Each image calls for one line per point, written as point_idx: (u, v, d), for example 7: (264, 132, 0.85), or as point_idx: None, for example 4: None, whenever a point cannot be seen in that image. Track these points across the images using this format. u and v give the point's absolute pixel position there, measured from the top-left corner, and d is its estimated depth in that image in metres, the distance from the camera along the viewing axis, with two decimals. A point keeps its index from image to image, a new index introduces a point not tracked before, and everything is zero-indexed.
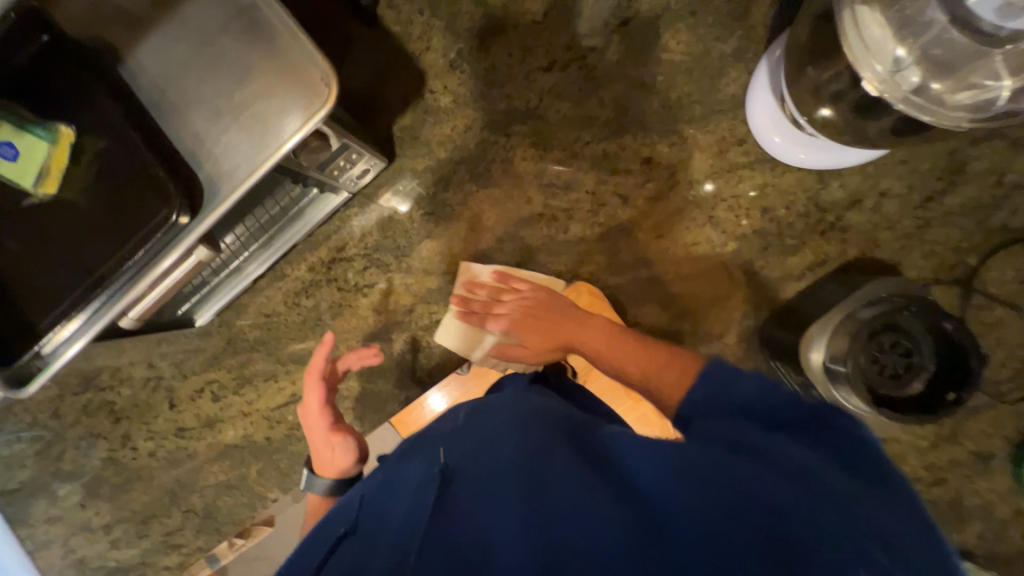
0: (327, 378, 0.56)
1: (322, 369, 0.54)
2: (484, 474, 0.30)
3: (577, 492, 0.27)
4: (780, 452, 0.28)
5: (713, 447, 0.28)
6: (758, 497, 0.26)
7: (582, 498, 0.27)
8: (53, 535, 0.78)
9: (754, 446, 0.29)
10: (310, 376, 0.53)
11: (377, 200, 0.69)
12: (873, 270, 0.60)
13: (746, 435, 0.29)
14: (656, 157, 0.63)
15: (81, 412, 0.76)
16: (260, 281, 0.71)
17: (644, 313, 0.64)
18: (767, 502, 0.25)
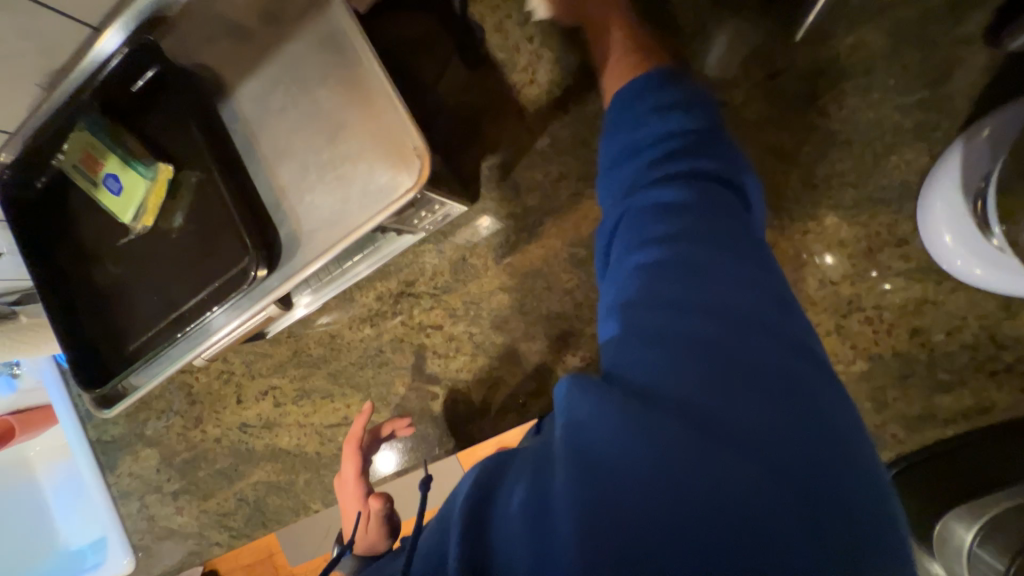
0: (365, 448, 0.66)
1: (358, 440, 0.63)
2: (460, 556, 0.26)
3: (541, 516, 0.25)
4: (728, 418, 0.26)
5: (656, 422, 0.26)
6: (721, 477, 0.24)
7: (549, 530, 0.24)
8: (133, 488, 0.87)
9: (700, 415, 0.26)
10: (348, 445, 0.62)
11: (453, 240, 0.65)
12: None
13: (692, 405, 0.26)
14: (784, 241, 0.53)
15: (165, 387, 0.83)
16: (329, 301, 0.71)
17: None
18: (728, 479, 0.24)
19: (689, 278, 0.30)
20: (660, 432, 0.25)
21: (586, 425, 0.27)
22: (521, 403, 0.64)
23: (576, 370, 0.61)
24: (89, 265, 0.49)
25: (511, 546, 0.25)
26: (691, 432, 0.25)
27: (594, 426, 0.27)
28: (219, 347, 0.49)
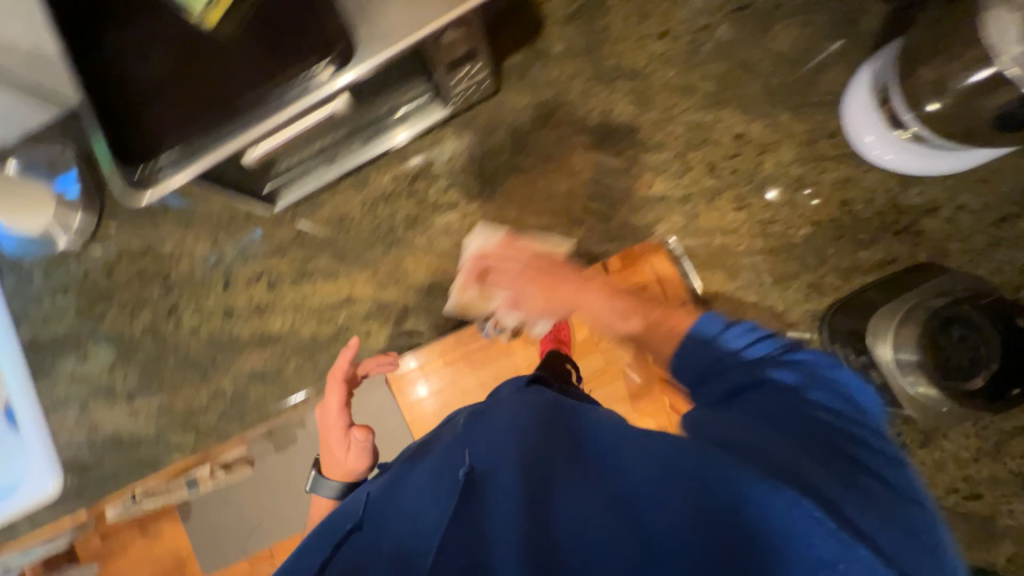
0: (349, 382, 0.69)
1: (343, 370, 0.66)
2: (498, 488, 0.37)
3: (601, 521, 0.35)
4: (789, 468, 0.35)
5: (721, 454, 0.35)
6: (784, 512, 0.31)
7: (608, 527, 0.34)
8: (71, 395, 0.77)
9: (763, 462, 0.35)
10: (334, 376, 0.65)
11: (473, 128, 0.72)
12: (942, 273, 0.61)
13: (764, 459, 0.35)
14: (749, 134, 0.67)
15: (135, 276, 0.77)
16: (343, 183, 0.73)
17: (710, 278, 0.67)
18: (789, 514, 0.31)
19: (769, 413, 0.40)
20: (721, 459, 0.35)
21: (663, 450, 0.37)
22: None
23: (580, 242, 0.69)
24: (130, 58, 0.49)
25: (581, 530, 0.34)
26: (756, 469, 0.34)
27: (655, 456, 0.37)
28: (272, 145, 0.49)
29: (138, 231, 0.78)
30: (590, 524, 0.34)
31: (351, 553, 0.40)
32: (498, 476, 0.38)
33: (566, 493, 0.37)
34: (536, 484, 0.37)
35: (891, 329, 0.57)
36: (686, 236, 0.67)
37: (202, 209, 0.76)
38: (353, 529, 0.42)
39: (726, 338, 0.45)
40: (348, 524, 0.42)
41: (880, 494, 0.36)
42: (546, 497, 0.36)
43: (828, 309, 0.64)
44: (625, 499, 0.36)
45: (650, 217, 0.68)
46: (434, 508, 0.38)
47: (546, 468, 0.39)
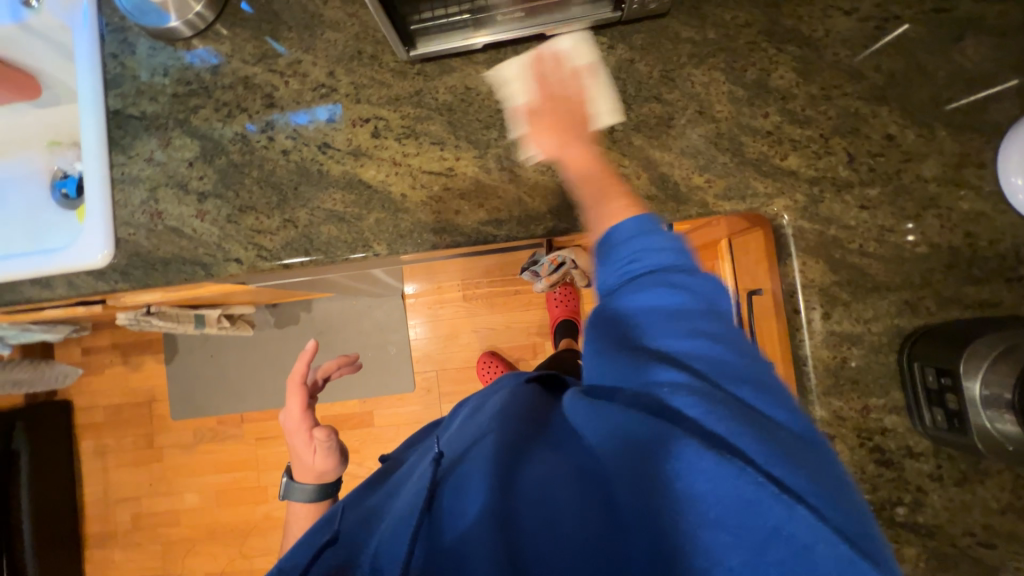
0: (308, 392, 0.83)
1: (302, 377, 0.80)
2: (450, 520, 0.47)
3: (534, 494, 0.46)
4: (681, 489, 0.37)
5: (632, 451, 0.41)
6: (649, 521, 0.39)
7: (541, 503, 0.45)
8: (143, 176, 0.76)
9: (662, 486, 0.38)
10: (294, 384, 0.80)
11: (627, 43, 0.69)
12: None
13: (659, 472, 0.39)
14: (901, 138, 0.65)
15: (240, 80, 0.75)
16: (479, 56, 0.71)
17: (809, 265, 0.66)
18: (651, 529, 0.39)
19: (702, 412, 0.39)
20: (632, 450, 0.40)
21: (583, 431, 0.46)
22: (637, 203, 0.68)
23: (698, 191, 0.67)
24: None
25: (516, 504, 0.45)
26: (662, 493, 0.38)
27: (597, 429, 0.45)
28: None
29: (255, 37, 0.76)
30: (542, 480, 0.47)
31: (334, 556, 0.49)
32: (470, 455, 0.52)
33: (528, 465, 0.49)
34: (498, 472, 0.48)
35: (981, 363, 0.56)
36: (801, 216, 0.66)
37: (328, 36, 0.74)
38: (331, 540, 0.50)
39: (639, 238, 0.49)
40: (326, 538, 0.51)
41: (765, 419, 0.40)
42: (508, 462, 0.49)
43: (913, 331, 0.64)
44: (579, 466, 0.47)
45: (775, 187, 0.66)
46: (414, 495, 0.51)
47: (514, 447, 0.51)
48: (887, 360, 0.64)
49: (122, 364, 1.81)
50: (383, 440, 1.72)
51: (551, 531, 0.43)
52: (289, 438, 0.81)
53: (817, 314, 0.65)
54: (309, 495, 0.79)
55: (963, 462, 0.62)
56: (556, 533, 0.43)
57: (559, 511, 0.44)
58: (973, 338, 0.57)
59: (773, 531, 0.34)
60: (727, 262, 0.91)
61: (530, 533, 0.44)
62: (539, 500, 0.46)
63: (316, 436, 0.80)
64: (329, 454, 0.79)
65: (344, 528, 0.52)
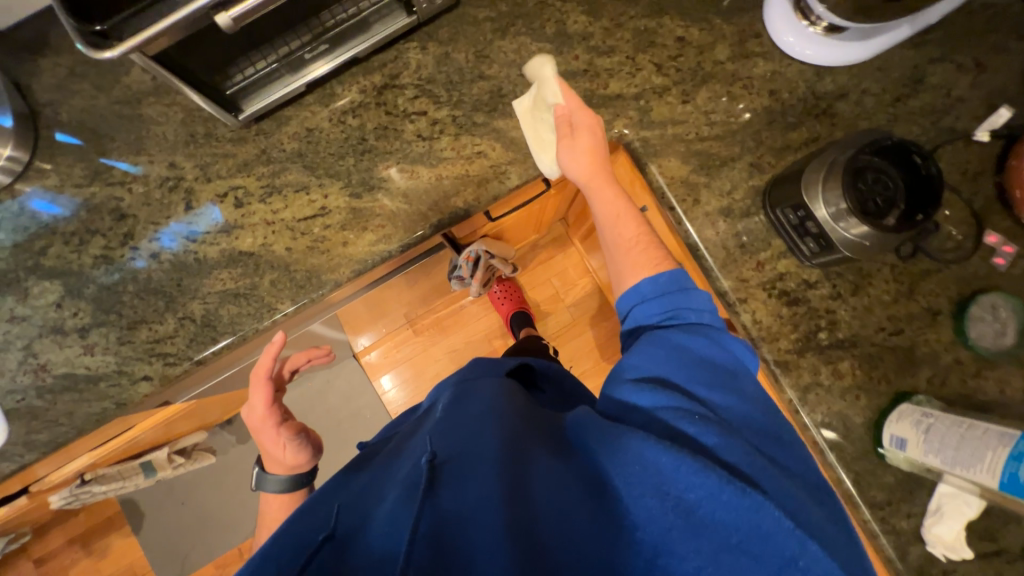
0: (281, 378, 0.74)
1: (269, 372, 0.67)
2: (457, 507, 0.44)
3: (539, 488, 0.46)
4: (688, 499, 0.43)
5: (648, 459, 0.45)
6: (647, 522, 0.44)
7: (546, 501, 0.45)
8: (11, 338, 0.70)
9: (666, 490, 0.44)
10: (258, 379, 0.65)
11: (436, 39, 0.74)
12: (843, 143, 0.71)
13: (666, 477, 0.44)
14: (689, 36, 0.74)
15: (81, 206, 0.72)
16: (308, 98, 0.73)
17: (666, 165, 0.73)
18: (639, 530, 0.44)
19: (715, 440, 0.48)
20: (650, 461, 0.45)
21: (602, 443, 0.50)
22: (502, 172, 0.73)
23: None
24: None
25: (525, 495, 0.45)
26: (665, 503, 0.44)
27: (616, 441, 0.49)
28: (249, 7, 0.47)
29: (82, 159, 0.73)
30: (555, 484, 0.47)
31: (329, 558, 0.43)
32: (477, 440, 0.51)
33: (542, 469, 0.48)
34: (513, 465, 0.47)
35: (819, 187, 0.64)
36: (642, 128, 0.73)
37: (155, 132, 0.73)
38: (326, 539, 0.45)
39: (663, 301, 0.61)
40: (321, 535, 0.46)
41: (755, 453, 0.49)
42: (520, 464, 0.48)
43: (766, 186, 0.72)
44: (587, 476, 0.49)
45: (610, 113, 0.73)
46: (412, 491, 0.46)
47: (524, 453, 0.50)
48: (758, 218, 0.72)
49: (87, 556, 1.62)
50: None
51: (557, 527, 0.43)
52: (259, 435, 0.69)
53: (688, 204, 0.73)
54: (282, 488, 0.70)
55: (850, 274, 0.71)
56: (562, 526, 0.43)
57: (573, 522, 0.44)
58: (805, 171, 0.66)
59: (787, 560, 0.41)
60: None
61: (540, 525, 0.43)
62: (549, 507, 0.45)
63: (286, 430, 0.69)
64: (304, 450, 0.70)
65: (340, 526, 0.48)
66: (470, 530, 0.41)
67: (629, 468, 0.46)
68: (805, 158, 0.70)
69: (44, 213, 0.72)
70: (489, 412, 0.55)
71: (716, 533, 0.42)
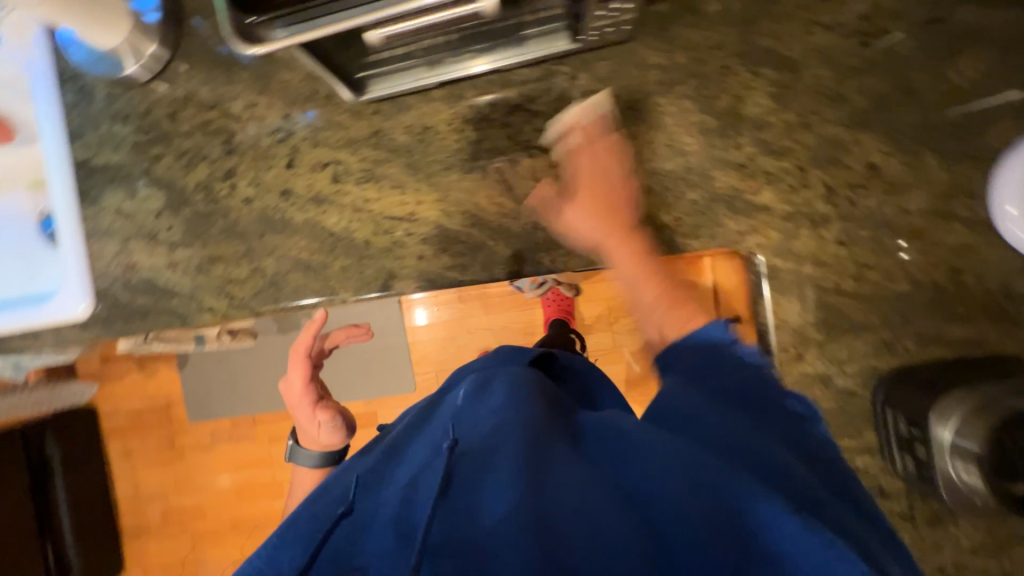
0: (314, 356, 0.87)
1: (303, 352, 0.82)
2: (468, 496, 0.42)
3: (560, 482, 0.42)
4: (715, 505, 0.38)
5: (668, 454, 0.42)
6: (691, 522, 0.37)
7: (568, 492, 0.41)
8: (115, 228, 0.76)
9: (696, 487, 0.39)
10: (295, 357, 0.82)
11: (591, 72, 0.65)
12: (1010, 365, 0.59)
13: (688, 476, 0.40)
14: (884, 167, 0.61)
15: (198, 127, 0.74)
16: (435, 92, 0.68)
17: (783, 305, 0.63)
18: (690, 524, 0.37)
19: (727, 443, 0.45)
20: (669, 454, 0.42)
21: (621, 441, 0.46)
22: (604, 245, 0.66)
23: (665, 230, 0.65)
24: None
25: (540, 491, 0.41)
26: (704, 508, 0.38)
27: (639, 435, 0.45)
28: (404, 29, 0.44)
29: (210, 80, 0.74)
30: (577, 482, 0.42)
31: (342, 535, 0.46)
32: (487, 440, 0.48)
33: (560, 464, 0.43)
34: (528, 459, 0.43)
35: (955, 415, 0.54)
36: (775, 255, 0.63)
37: (281, 76, 0.71)
38: (343, 513, 0.48)
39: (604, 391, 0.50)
40: (340, 508, 0.48)
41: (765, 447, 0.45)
42: (537, 457, 0.44)
43: (889, 371, 0.62)
44: (614, 483, 0.42)
45: (746, 224, 0.63)
46: (428, 483, 0.45)
47: (548, 440, 0.45)
48: (862, 402, 0.63)
49: (138, 372, 1.89)
50: None
51: (584, 529, 0.38)
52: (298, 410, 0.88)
53: (788, 356, 0.64)
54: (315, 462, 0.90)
55: (937, 503, 0.62)
56: (588, 529, 0.38)
57: (605, 521, 0.38)
58: (947, 391, 0.55)
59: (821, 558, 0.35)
60: (711, 281, 0.89)
61: (562, 524, 0.38)
62: (572, 506, 0.39)
63: (320, 417, 0.86)
64: (333, 433, 0.89)
65: (358, 502, 0.49)
66: (483, 524, 0.40)
67: (652, 460, 0.42)
68: (951, 367, 0.59)
69: (167, 122, 0.74)
70: (502, 399, 0.53)
71: (766, 525, 0.37)
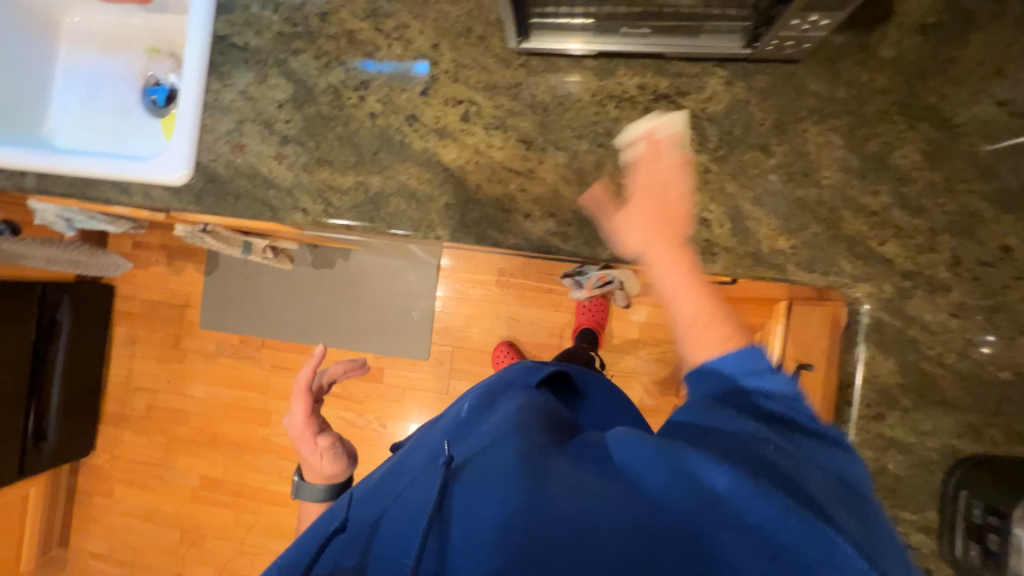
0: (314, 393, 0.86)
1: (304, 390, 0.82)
2: (466, 507, 0.43)
3: (551, 492, 0.42)
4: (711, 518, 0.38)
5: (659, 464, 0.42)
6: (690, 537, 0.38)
7: (562, 504, 0.41)
8: (234, 107, 0.77)
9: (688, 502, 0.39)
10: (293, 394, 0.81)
11: (747, 82, 0.65)
12: None
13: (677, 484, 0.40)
14: (1017, 251, 0.60)
15: (344, 33, 0.74)
16: (588, 61, 0.68)
17: (878, 360, 0.62)
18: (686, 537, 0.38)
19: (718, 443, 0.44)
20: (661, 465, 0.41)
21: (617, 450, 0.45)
22: (713, 252, 0.65)
23: (778, 254, 0.64)
24: None
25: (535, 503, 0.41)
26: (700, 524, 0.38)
27: (631, 443, 0.44)
28: None
29: None
30: (571, 493, 0.42)
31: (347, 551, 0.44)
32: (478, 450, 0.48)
33: (554, 475, 0.44)
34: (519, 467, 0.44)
35: None
36: (884, 308, 0.62)
37: (440, 6, 0.72)
38: (342, 531, 0.45)
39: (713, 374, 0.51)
40: (340, 525, 0.46)
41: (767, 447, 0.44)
42: (530, 469, 0.44)
43: (969, 456, 0.60)
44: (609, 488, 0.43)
45: (862, 271, 0.62)
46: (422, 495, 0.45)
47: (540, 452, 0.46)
48: (931, 478, 0.61)
49: (166, 266, 1.89)
50: (388, 399, 1.76)
51: (580, 542, 0.38)
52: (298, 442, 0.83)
53: (869, 412, 0.62)
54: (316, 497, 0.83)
55: None
56: (586, 542, 0.38)
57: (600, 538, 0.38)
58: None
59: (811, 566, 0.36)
60: (784, 325, 0.88)
61: (560, 543, 0.38)
62: (568, 519, 0.40)
63: (321, 444, 0.82)
64: (337, 460, 0.83)
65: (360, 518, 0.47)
66: (481, 540, 0.40)
67: (643, 473, 0.42)
68: None
69: (317, 21, 0.75)
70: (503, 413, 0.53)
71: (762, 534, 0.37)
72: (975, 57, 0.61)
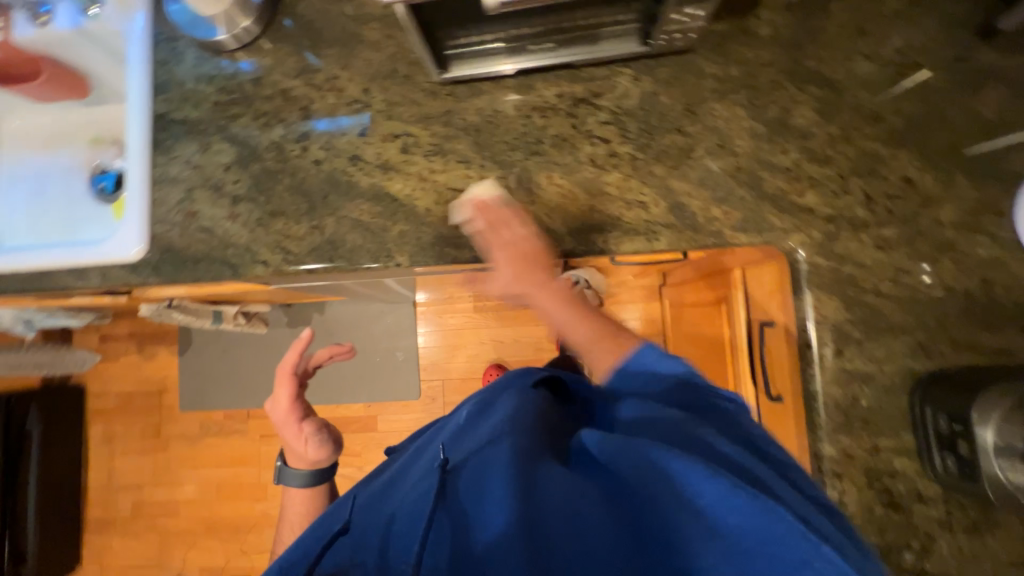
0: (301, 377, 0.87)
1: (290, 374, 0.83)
2: (463, 505, 0.46)
3: (548, 491, 0.45)
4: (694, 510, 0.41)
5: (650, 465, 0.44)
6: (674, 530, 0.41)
7: (557, 502, 0.44)
8: (182, 177, 0.79)
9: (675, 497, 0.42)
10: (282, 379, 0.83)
11: (653, 76, 0.72)
12: None
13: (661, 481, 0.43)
14: (918, 181, 0.66)
15: (279, 93, 0.79)
16: (508, 81, 0.74)
17: (825, 301, 0.66)
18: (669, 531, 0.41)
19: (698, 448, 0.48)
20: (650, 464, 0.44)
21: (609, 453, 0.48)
22: (655, 231, 0.69)
23: (713, 221, 0.68)
24: None
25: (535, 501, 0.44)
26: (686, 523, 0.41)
27: (617, 443, 0.47)
28: None
29: (297, 53, 0.80)
30: (564, 491, 0.45)
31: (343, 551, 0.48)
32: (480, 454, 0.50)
33: (550, 478, 0.46)
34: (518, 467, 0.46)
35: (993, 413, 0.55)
36: (817, 253, 0.66)
37: (365, 55, 0.78)
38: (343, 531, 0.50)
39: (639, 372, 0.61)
40: (338, 526, 0.51)
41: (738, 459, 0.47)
42: (528, 470, 0.46)
43: (926, 374, 0.64)
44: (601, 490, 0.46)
45: (791, 223, 0.67)
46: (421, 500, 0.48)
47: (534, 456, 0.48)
48: (899, 402, 0.64)
49: (137, 353, 1.84)
50: (385, 446, 1.72)
51: (571, 537, 0.41)
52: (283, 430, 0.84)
53: (828, 351, 0.66)
54: (303, 481, 0.83)
55: (973, 509, 0.62)
56: (578, 535, 0.41)
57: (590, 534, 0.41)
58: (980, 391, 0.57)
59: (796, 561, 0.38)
60: (742, 290, 0.92)
61: (557, 540, 0.41)
62: (561, 516, 0.43)
63: (308, 429, 0.83)
64: (322, 446, 0.83)
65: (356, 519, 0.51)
66: (479, 540, 0.43)
67: (632, 471, 0.45)
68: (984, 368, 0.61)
69: (252, 86, 0.80)
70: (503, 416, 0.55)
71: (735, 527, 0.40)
72: (840, 23, 0.69)
